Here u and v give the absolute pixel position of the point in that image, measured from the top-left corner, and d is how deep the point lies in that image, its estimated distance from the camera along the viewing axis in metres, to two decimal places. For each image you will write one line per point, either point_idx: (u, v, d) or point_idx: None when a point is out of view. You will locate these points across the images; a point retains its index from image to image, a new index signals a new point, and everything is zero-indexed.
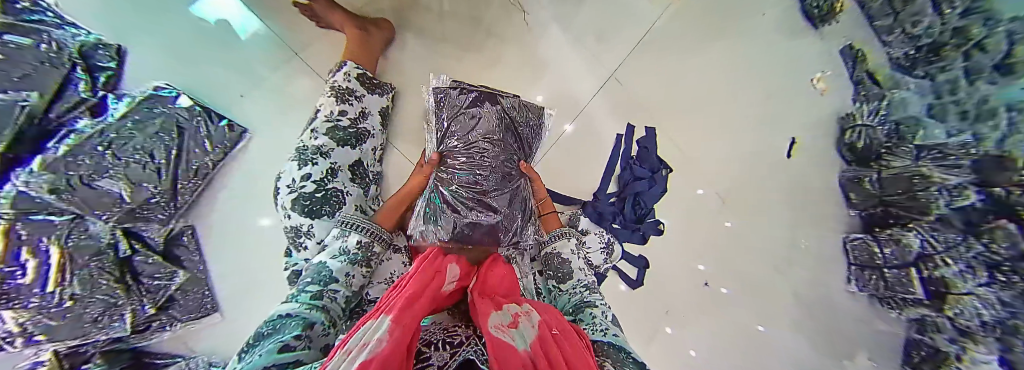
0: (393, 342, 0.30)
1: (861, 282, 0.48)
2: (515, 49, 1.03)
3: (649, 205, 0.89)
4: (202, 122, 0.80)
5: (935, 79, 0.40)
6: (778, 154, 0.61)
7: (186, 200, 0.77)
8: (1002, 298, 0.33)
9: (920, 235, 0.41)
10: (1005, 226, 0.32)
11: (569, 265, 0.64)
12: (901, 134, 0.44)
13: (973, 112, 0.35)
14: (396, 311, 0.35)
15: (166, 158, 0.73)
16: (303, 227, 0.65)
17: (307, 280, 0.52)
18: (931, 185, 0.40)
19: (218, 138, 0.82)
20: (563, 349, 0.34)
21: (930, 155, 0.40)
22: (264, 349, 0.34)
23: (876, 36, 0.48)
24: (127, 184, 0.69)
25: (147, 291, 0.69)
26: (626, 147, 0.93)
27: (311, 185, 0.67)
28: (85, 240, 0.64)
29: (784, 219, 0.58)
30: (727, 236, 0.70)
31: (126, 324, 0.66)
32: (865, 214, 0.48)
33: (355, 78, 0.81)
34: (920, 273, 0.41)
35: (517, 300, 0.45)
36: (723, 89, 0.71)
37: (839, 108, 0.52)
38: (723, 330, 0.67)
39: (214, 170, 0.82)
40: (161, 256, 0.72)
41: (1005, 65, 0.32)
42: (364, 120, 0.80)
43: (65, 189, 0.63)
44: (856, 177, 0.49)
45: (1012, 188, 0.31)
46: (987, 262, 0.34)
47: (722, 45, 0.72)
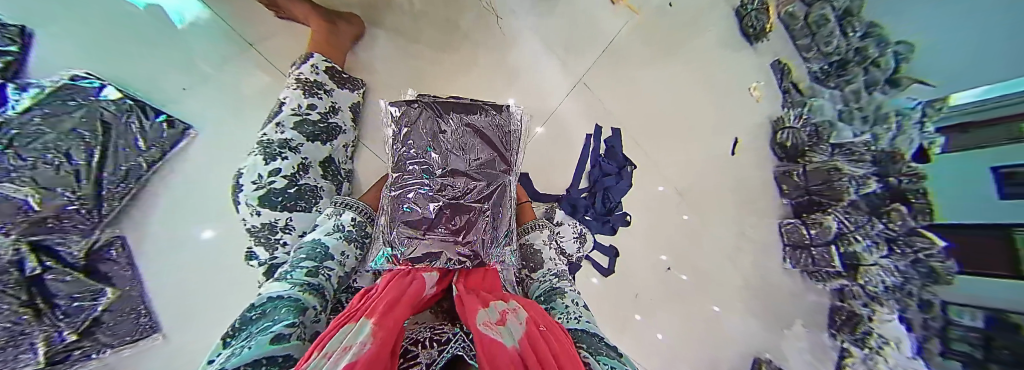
0: (377, 348, 0.29)
1: (793, 260, 0.56)
2: (488, 50, 1.02)
3: (615, 199, 0.89)
4: (136, 120, 0.74)
5: (843, 89, 0.49)
6: (723, 151, 0.68)
7: (113, 207, 0.73)
8: (898, 267, 0.39)
9: (837, 218, 0.50)
10: (900, 208, 0.39)
11: (541, 256, 0.64)
12: (820, 134, 0.52)
13: (872, 116, 0.43)
14: (378, 312, 0.35)
15: (85, 158, 0.68)
16: (279, 222, 0.60)
17: (301, 256, 0.50)
18: (843, 176, 0.48)
19: (153, 136, 0.76)
20: (552, 340, 0.35)
21: (841, 151, 0.48)
22: (256, 340, 0.32)
23: (798, 52, 0.57)
24: (34, 189, 0.64)
25: (65, 315, 0.64)
26: (595, 146, 0.94)
27: (282, 180, 0.61)
28: None
29: (732, 212, 0.66)
30: (686, 229, 0.76)
31: (40, 356, 0.63)
32: (795, 202, 0.57)
33: (323, 71, 0.76)
34: (838, 249, 0.49)
35: (503, 296, 0.46)
36: (672, 93, 0.79)
37: (770, 113, 0.61)
38: (690, 312, 0.72)
39: (150, 172, 0.77)
40: (82, 273, 0.67)
41: (892, 79, 0.40)
42: (335, 114, 0.75)
43: None
44: (788, 171, 0.58)
45: (901, 177, 0.38)
46: (888, 237, 0.41)
47: (676, 56, 0.78)
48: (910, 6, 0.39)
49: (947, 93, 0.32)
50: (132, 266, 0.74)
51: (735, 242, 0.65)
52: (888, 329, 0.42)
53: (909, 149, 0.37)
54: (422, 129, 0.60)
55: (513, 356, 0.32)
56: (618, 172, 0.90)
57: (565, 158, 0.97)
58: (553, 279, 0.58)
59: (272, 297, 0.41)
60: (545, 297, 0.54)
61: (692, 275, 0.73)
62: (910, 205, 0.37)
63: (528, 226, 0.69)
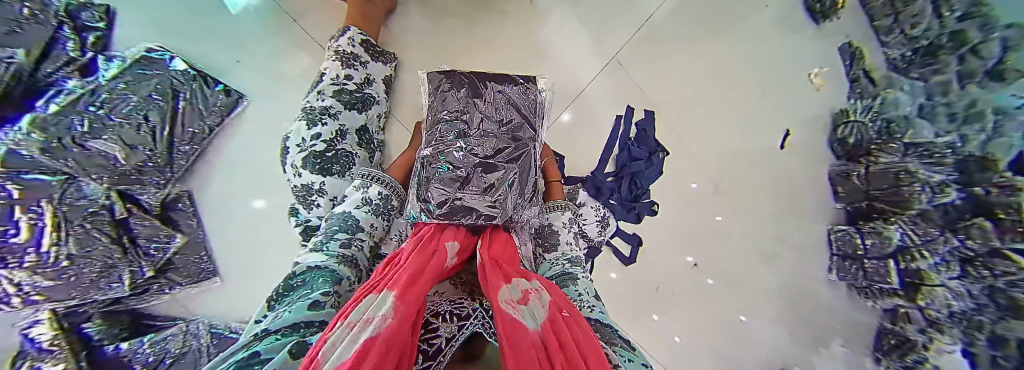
0: (398, 323, 0.31)
1: (842, 272, 0.50)
2: (518, 28, 1.02)
3: (644, 185, 0.89)
4: (198, 88, 0.81)
5: (928, 81, 0.39)
6: (769, 144, 0.62)
7: (182, 164, 0.81)
8: (970, 291, 0.35)
9: (901, 229, 0.42)
10: (982, 224, 0.33)
11: (557, 238, 0.63)
12: (891, 131, 0.43)
13: (961, 114, 0.35)
14: (399, 286, 0.36)
15: (159, 120, 0.77)
16: (315, 184, 0.64)
17: (335, 228, 0.54)
18: (914, 181, 0.40)
19: (210, 101, 0.83)
20: (575, 328, 0.35)
21: (916, 152, 0.40)
22: (294, 306, 0.37)
23: (875, 36, 0.47)
24: (121, 147, 0.73)
25: (143, 254, 0.75)
26: (625, 129, 0.92)
27: (321, 144, 0.66)
28: (79, 200, 0.69)
29: (772, 213, 0.60)
30: (718, 227, 0.71)
31: (125, 285, 0.73)
32: (851, 208, 0.49)
33: (359, 43, 0.78)
34: (897, 264, 0.42)
35: (526, 274, 0.46)
36: (716, 78, 0.72)
37: (834, 104, 0.51)
38: (713, 313, 0.70)
39: (210, 135, 0.84)
40: (159, 220, 0.77)
41: (994, 71, 0.32)
42: (370, 85, 0.79)
43: (58, 149, 0.68)
44: (845, 172, 0.49)
45: (991, 188, 0.31)
46: (962, 257, 0.35)
47: (723, 36, 0.72)
48: None
49: None
50: (197, 216, 0.83)
51: (772, 245, 0.60)
52: (949, 361, 0.37)
53: (1006, 158, 0.29)
54: (454, 97, 0.61)
55: (533, 344, 0.32)
56: (647, 158, 0.89)
57: (591, 141, 0.96)
58: (568, 264, 0.57)
59: (310, 267, 0.45)
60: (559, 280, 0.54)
61: (720, 275, 0.70)
62: (998, 224, 0.31)
63: (548, 204, 0.67)
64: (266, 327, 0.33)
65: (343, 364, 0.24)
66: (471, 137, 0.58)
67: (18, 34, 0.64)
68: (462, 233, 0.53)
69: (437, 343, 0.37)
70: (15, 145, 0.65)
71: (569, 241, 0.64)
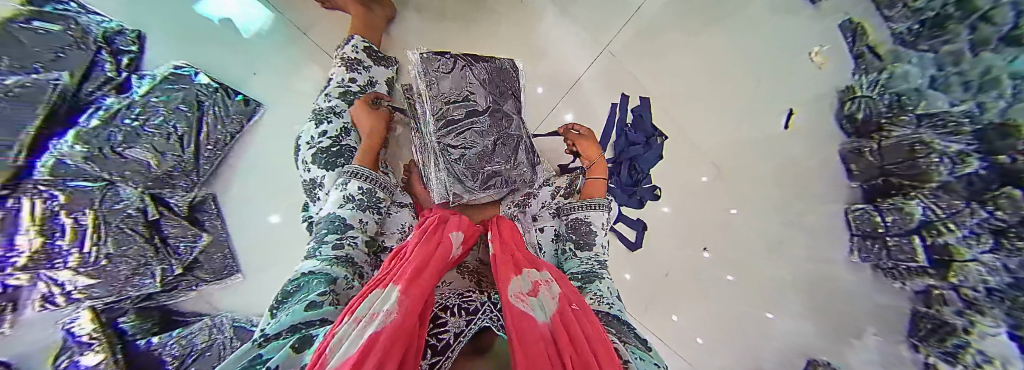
0: (404, 318, 0.30)
1: (864, 253, 0.47)
2: (512, 27, 1.10)
3: (644, 169, 0.91)
4: (221, 99, 0.83)
5: (938, 52, 0.37)
6: (771, 126, 0.59)
7: (206, 170, 0.81)
8: (1006, 266, 0.31)
9: (922, 203, 0.40)
10: (1010, 195, 0.30)
11: (592, 238, 0.63)
12: (902, 104, 0.41)
13: (976, 82, 0.33)
14: (404, 280, 0.35)
15: (186, 127, 0.77)
16: (319, 179, 0.67)
17: (325, 231, 0.56)
18: (931, 153, 0.38)
19: (228, 109, 0.84)
20: (584, 322, 0.33)
21: (931, 122, 0.38)
22: (292, 309, 0.38)
23: (876, 12, 0.43)
24: (153, 155, 0.72)
25: (173, 253, 0.74)
26: (621, 116, 0.92)
27: (327, 140, 0.69)
28: (116, 209, 0.67)
29: (782, 200, 0.58)
30: (726, 214, 0.69)
31: (156, 281, 0.72)
32: (866, 186, 0.46)
33: (362, 49, 0.82)
34: (924, 241, 0.40)
35: (535, 264, 0.45)
36: (711, 65, 0.70)
37: (837, 82, 0.49)
38: (726, 301, 0.70)
39: (230, 143, 0.85)
40: (187, 221, 0.77)
41: (1008, 38, 0.29)
42: (373, 87, 0.81)
43: (97, 156, 0.65)
44: (857, 149, 0.46)
45: (1017, 156, 0.29)
46: (994, 229, 0.32)
47: (716, 25, 0.69)
48: None
49: None
50: (219, 216, 0.83)
51: (783, 228, 0.58)
52: (993, 345, 0.34)
53: None
54: (449, 79, 0.56)
55: (542, 335, 0.31)
56: (645, 142, 0.89)
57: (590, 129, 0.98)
58: (597, 266, 0.59)
59: (304, 272, 0.47)
60: (585, 278, 0.56)
61: (729, 262, 0.69)
62: None
63: (581, 204, 0.67)
64: (264, 332, 0.34)
65: (347, 361, 0.24)
66: (484, 120, 0.57)
67: (63, 59, 0.61)
68: (467, 224, 0.53)
69: (446, 338, 0.37)
70: (65, 154, 0.60)
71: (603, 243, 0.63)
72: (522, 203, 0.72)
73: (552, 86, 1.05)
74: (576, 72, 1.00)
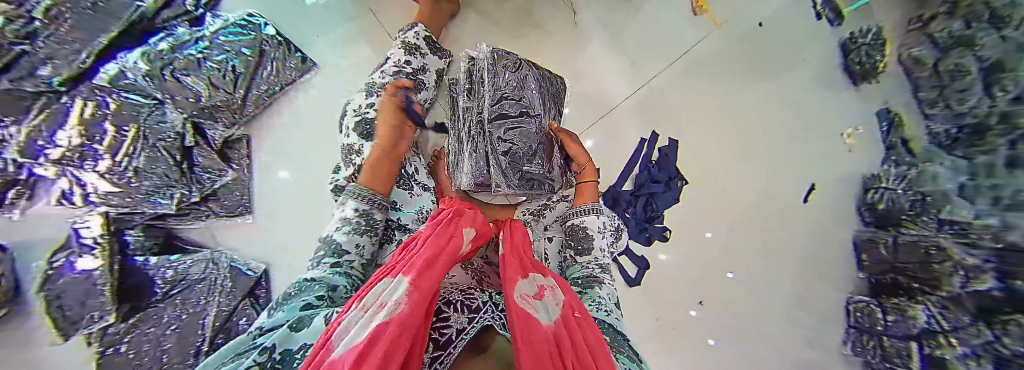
0: (413, 311, 0.29)
1: (857, 345, 0.48)
2: (561, 41, 1.11)
3: (660, 209, 0.90)
4: (285, 52, 0.89)
5: (972, 160, 0.35)
6: (792, 197, 0.60)
7: (250, 111, 0.86)
8: None
9: (927, 310, 0.40)
10: (1021, 321, 0.30)
11: (591, 241, 0.62)
12: (925, 205, 0.40)
13: (1007, 199, 0.31)
14: (415, 271, 0.34)
15: (243, 68, 0.83)
16: (354, 145, 0.67)
17: (322, 253, 0.51)
18: (948, 260, 0.37)
19: (286, 61, 0.89)
20: (586, 332, 0.33)
21: (949, 227, 0.37)
22: (291, 304, 0.40)
23: (918, 108, 0.42)
24: (206, 85, 0.79)
25: (194, 181, 0.80)
26: (647, 152, 0.93)
27: (374, 111, 0.71)
28: (156, 127, 0.75)
29: (791, 273, 0.57)
30: (727, 270, 0.70)
31: (171, 204, 0.77)
32: (874, 279, 0.47)
33: (423, 37, 0.85)
34: (922, 349, 0.40)
35: (541, 269, 0.44)
36: (750, 120, 0.70)
37: (866, 169, 0.48)
38: (717, 357, 0.69)
39: (281, 89, 0.90)
40: (216, 153, 0.82)
41: None
42: (424, 73, 0.82)
43: (156, 77, 0.74)
44: (873, 238, 0.47)
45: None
46: (995, 354, 0.32)
47: (767, 76, 0.68)
48: None
49: None
50: (250, 157, 0.87)
51: (786, 297, 0.58)
52: None
53: None
54: (511, 76, 0.68)
55: (546, 338, 0.30)
56: (666, 183, 0.89)
57: (616, 160, 0.99)
58: (597, 269, 0.58)
59: (308, 279, 0.46)
60: (583, 282, 0.55)
61: (726, 318, 0.68)
62: None
63: (576, 210, 0.66)
64: (261, 325, 0.37)
65: (353, 349, 0.24)
66: (535, 119, 0.69)
67: None
68: (480, 222, 0.51)
69: (449, 333, 0.36)
70: (128, 68, 0.72)
71: (603, 248, 0.62)
72: (538, 212, 0.77)
73: (589, 111, 1.04)
74: (614, 100, 1.00)
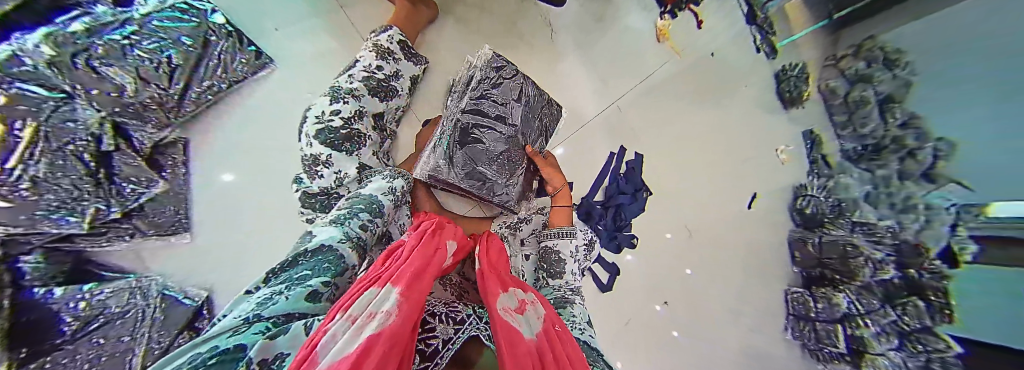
0: (403, 324, 0.28)
1: (795, 331, 0.53)
2: (540, 57, 1.12)
3: (627, 219, 0.95)
4: (232, 45, 0.82)
5: (873, 173, 0.42)
6: (739, 204, 0.66)
7: (188, 110, 0.78)
8: (906, 363, 0.38)
9: (849, 297, 0.46)
10: (916, 303, 0.36)
11: (563, 265, 0.63)
12: (841, 210, 0.47)
13: (899, 204, 0.38)
14: (405, 282, 0.32)
15: (181, 62, 0.75)
16: (320, 156, 0.64)
17: (359, 206, 0.55)
18: (860, 255, 0.44)
19: (233, 57, 0.82)
20: (567, 346, 0.32)
21: (860, 229, 0.44)
22: (294, 290, 0.35)
23: (834, 128, 0.48)
24: (133, 78, 0.70)
25: (116, 193, 0.68)
26: (616, 166, 0.98)
27: (338, 120, 0.67)
28: (62, 127, 0.62)
29: (737, 271, 0.64)
30: (687, 269, 0.76)
31: (83, 222, 0.65)
32: (805, 273, 0.52)
33: (398, 42, 0.81)
34: (845, 330, 0.46)
35: (520, 283, 0.44)
36: (700, 141, 0.76)
37: (795, 179, 0.55)
38: (677, 352, 0.73)
39: (229, 88, 0.83)
40: (143, 160, 0.72)
41: (928, 175, 0.34)
42: (397, 79, 0.80)
43: (65, 64, 0.63)
44: (803, 238, 0.53)
45: (924, 273, 0.35)
46: (899, 330, 0.38)
47: (714, 100, 0.74)
48: (957, 87, 0.30)
49: (988, 199, 0.28)
50: (185, 165, 0.78)
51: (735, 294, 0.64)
52: None
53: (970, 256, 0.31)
54: (496, 86, 0.73)
55: (529, 351, 0.29)
56: (633, 194, 0.95)
57: (588, 170, 1.04)
58: (569, 289, 0.59)
59: (323, 245, 0.45)
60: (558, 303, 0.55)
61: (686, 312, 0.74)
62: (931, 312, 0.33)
63: (552, 232, 0.68)
64: (258, 313, 0.31)
65: (345, 360, 0.22)
66: (509, 127, 0.73)
67: None
68: (461, 236, 0.51)
69: (435, 344, 0.35)
70: (25, 51, 0.60)
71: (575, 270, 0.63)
72: (516, 224, 0.79)
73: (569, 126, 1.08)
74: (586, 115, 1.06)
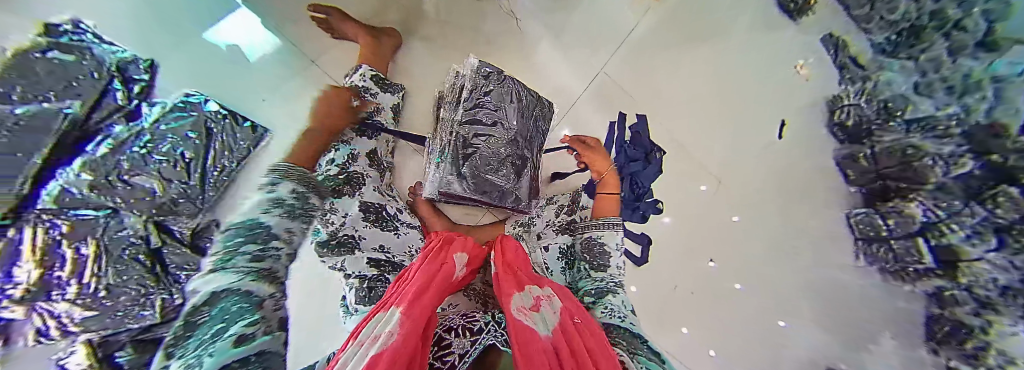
0: (403, 342, 0.28)
1: (869, 257, 0.43)
2: (510, 52, 1.11)
3: (645, 184, 0.89)
4: (229, 127, 0.62)
5: (919, 60, 0.39)
6: (766, 136, 0.60)
7: (214, 194, 0.58)
8: (1014, 263, 0.29)
9: (923, 204, 0.38)
10: (1008, 191, 0.28)
11: (607, 259, 0.63)
12: (890, 111, 0.42)
13: (959, 86, 0.34)
14: (407, 302, 0.33)
15: (202, 135, 0.57)
16: (326, 204, 0.73)
17: (240, 237, 0.59)
18: (922, 156, 0.38)
19: (233, 138, 0.62)
20: (589, 343, 0.29)
21: (920, 127, 0.38)
22: (218, 344, 0.49)
23: (855, 25, 0.48)
24: (158, 178, 0.51)
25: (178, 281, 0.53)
26: (620, 133, 0.96)
27: (336, 168, 0.77)
28: (114, 234, 0.47)
29: (775, 209, 0.55)
30: (730, 214, 0.64)
31: (156, 312, 0.50)
32: (864, 190, 0.45)
33: (370, 77, 0.88)
34: (928, 242, 0.37)
35: (537, 280, 0.41)
36: (700, 86, 0.74)
37: (825, 92, 0.51)
38: (744, 314, 0.58)
39: (244, 161, 0.63)
40: (189, 248, 0.55)
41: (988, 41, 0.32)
42: (380, 113, 0.91)
43: (107, 183, 0.47)
44: (852, 154, 0.46)
45: (1011, 154, 0.28)
46: (996, 225, 0.30)
47: (706, 41, 0.74)
48: None
49: None
50: None
51: (783, 230, 0.53)
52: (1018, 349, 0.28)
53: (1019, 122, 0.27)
54: (487, 94, 0.73)
55: (542, 348, 0.27)
56: (644, 160, 0.91)
57: (592, 145, 0.97)
58: (610, 284, 0.56)
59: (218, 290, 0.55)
60: (596, 294, 0.53)
61: (734, 264, 0.61)
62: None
63: (596, 222, 0.66)
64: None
65: None
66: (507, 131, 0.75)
67: None
68: (471, 247, 0.51)
69: (452, 360, 0.35)
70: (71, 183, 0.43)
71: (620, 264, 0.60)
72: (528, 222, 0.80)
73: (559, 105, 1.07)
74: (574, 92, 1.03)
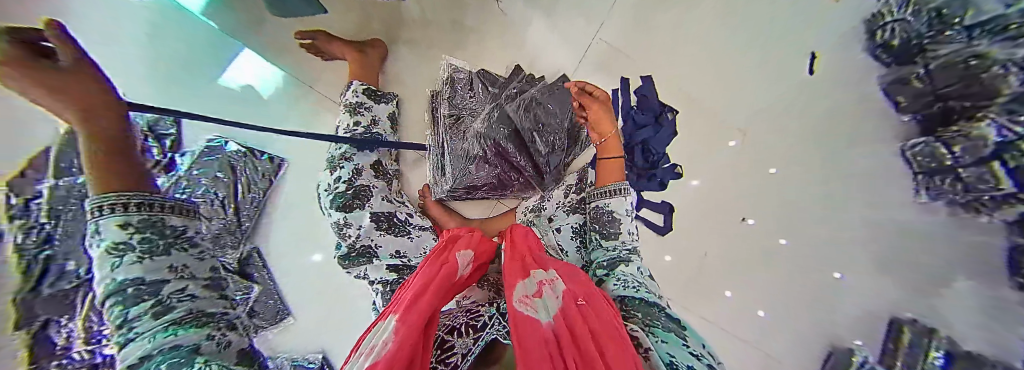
0: (401, 351, 0.23)
1: (934, 191, 0.35)
2: (501, 37, 1.04)
3: (659, 150, 0.85)
4: (252, 162, 0.71)
5: None
6: (795, 72, 0.53)
7: (248, 226, 0.69)
8: None
9: (994, 122, 0.30)
10: None
11: (617, 225, 0.52)
12: (942, 18, 0.37)
13: None
14: (405, 306, 0.27)
15: (230, 176, 0.66)
16: (341, 220, 0.71)
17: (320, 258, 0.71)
18: (988, 65, 0.31)
19: (252, 173, 0.70)
20: (600, 325, 0.26)
21: (985, 29, 0.33)
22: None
23: None
24: None
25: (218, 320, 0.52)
26: (625, 98, 0.89)
27: (343, 184, 0.72)
28: None
29: (805, 139, 0.51)
30: (762, 171, 0.59)
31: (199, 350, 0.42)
32: (921, 117, 0.37)
33: (361, 92, 0.81)
34: (1005, 165, 0.30)
35: (544, 262, 0.37)
36: (714, 38, 0.70)
37: (858, 8, 0.46)
38: (782, 269, 0.55)
39: (265, 197, 0.73)
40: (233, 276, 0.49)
41: None
42: (377, 125, 0.81)
43: None
44: (901, 77, 0.39)
45: None
46: None
47: None
48: None
49: None
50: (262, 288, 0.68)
51: (817, 177, 0.48)
52: None
53: None
54: (471, 93, 0.74)
55: (543, 338, 0.25)
56: (655, 123, 0.85)
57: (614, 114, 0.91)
58: (624, 251, 0.49)
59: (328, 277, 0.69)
60: (610, 263, 0.48)
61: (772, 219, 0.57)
62: None
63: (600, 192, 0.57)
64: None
65: None
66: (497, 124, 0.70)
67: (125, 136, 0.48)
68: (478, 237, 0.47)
69: (455, 361, 0.34)
70: None
71: (631, 230, 0.52)
72: (539, 205, 0.72)
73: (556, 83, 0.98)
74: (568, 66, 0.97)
